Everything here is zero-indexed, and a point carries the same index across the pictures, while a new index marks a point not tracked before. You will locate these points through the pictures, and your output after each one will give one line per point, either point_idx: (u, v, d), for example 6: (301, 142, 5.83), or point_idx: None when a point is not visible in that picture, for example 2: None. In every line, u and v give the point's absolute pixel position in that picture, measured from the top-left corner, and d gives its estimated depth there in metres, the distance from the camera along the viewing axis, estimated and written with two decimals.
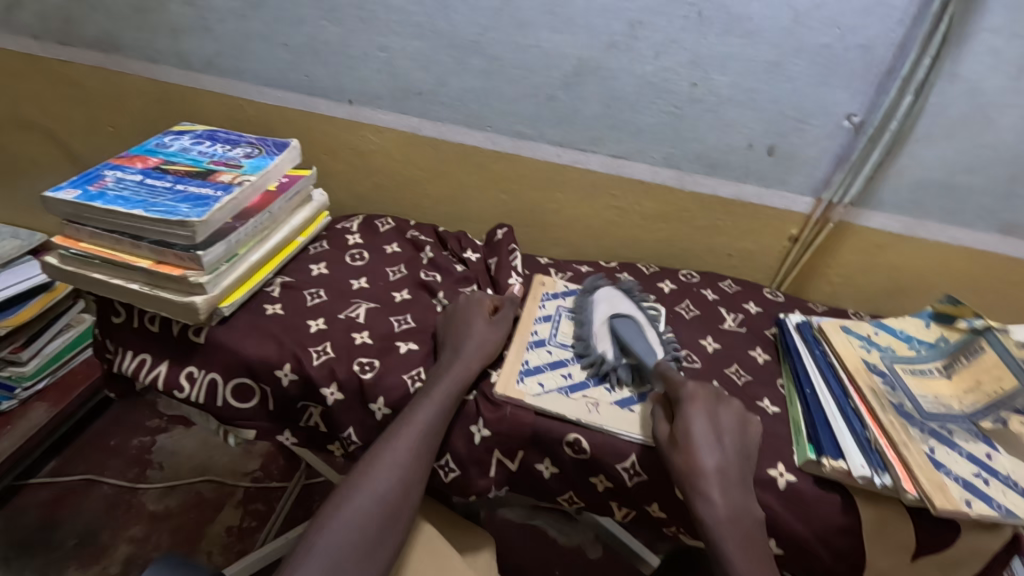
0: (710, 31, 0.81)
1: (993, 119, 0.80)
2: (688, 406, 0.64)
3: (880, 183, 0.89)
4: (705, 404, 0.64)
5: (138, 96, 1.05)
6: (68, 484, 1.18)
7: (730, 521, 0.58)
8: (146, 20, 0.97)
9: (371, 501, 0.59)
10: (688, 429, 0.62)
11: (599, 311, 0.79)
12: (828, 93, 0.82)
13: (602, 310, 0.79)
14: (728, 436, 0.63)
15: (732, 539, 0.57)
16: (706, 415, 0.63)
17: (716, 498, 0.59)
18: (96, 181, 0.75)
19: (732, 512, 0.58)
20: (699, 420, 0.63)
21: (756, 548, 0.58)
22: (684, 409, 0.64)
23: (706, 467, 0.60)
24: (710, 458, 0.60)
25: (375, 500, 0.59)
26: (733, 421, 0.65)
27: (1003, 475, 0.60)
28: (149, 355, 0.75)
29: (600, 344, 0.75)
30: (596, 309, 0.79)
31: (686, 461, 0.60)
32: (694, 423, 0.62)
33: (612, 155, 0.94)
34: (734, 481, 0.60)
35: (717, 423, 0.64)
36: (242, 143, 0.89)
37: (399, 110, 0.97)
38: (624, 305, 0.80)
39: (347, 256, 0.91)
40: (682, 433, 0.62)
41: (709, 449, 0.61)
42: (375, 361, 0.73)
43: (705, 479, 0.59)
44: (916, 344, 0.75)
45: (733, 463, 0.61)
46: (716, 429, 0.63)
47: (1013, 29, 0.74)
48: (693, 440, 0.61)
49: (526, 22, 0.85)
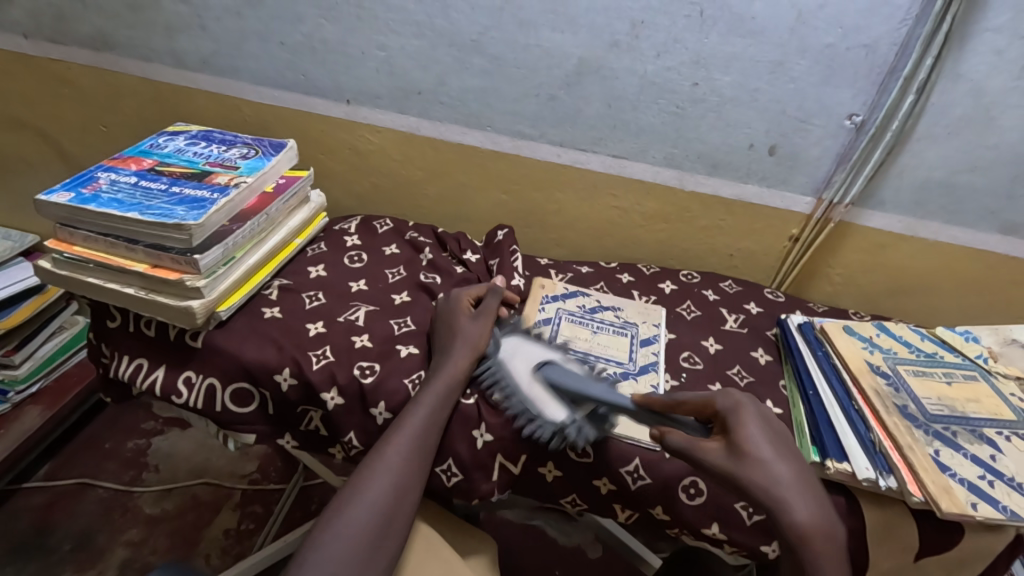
0: (713, 31, 0.80)
1: (995, 120, 0.80)
2: (740, 414, 0.61)
3: (881, 183, 0.89)
4: (754, 410, 0.62)
5: (132, 95, 1.03)
6: (63, 488, 1.17)
7: (819, 533, 0.55)
8: (140, 18, 0.95)
9: (368, 511, 0.57)
10: (752, 436, 0.58)
11: (518, 369, 0.71)
12: (830, 93, 0.82)
13: (520, 366, 0.72)
14: (788, 442, 0.61)
15: (824, 556, 0.54)
16: (761, 421, 0.60)
17: (804, 511, 0.55)
18: (89, 183, 0.74)
19: (824, 525, 0.55)
20: (760, 426, 0.60)
21: (844, 560, 0.55)
22: (737, 416, 0.60)
23: (785, 478, 0.56)
24: (785, 468, 0.57)
25: (372, 509, 0.58)
26: (784, 425, 0.62)
27: (1008, 476, 0.59)
28: (145, 359, 0.74)
29: (545, 409, 0.68)
30: (515, 368, 0.71)
31: (768, 475, 0.56)
32: (753, 428, 0.59)
33: (613, 155, 0.93)
34: (816, 491, 0.57)
35: (772, 428, 0.61)
36: (238, 144, 0.88)
37: (398, 109, 0.96)
38: (530, 351, 0.74)
39: (345, 258, 0.90)
40: (746, 441, 0.58)
41: (781, 458, 0.58)
42: (375, 365, 0.73)
43: (789, 490, 0.56)
44: (917, 350, 0.75)
45: (806, 470, 0.59)
46: (776, 433, 0.60)
47: (1015, 29, 0.74)
48: (762, 449, 0.58)
49: (528, 21, 0.84)
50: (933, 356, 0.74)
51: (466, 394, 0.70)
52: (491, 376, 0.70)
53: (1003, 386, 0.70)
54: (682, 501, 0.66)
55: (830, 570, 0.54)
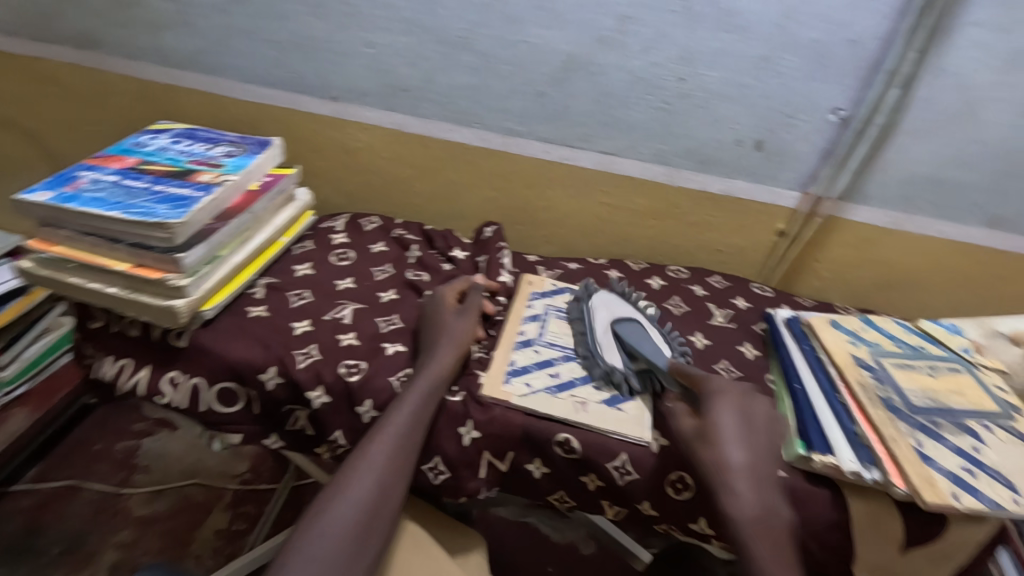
0: (700, 26, 0.80)
1: (979, 114, 0.81)
2: (716, 401, 0.63)
3: (868, 178, 0.89)
4: (735, 399, 0.64)
5: (117, 93, 1.02)
6: (52, 490, 1.16)
7: (757, 520, 0.55)
8: (124, 15, 0.94)
9: (348, 510, 0.57)
10: (717, 422, 0.61)
11: (600, 317, 0.78)
12: (817, 87, 0.82)
13: (602, 315, 0.78)
14: (758, 434, 0.62)
15: (756, 540, 0.55)
16: (735, 410, 0.63)
17: (745, 494, 0.57)
18: (71, 182, 0.73)
19: (760, 509, 0.56)
20: (729, 415, 0.62)
21: (785, 552, 0.54)
22: (711, 403, 0.63)
23: (735, 462, 0.58)
24: (739, 453, 0.59)
25: (356, 507, 0.57)
26: (762, 419, 0.64)
27: (990, 467, 0.59)
28: (129, 360, 0.74)
29: (606, 354, 0.73)
30: (597, 315, 0.78)
31: (716, 457, 0.58)
32: (723, 415, 0.61)
33: (601, 151, 0.93)
34: (764, 480, 0.59)
35: (747, 418, 0.63)
36: (223, 142, 0.87)
37: (385, 106, 0.95)
38: (622, 308, 0.80)
39: (332, 256, 0.90)
40: (711, 424, 0.61)
41: (739, 445, 0.60)
42: (362, 363, 0.72)
43: (734, 474, 0.58)
44: (901, 343, 0.76)
45: (762, 459, 0.60)
46: (748, 425, 0.62)
47: (999, 23, 0.74)
48: (721, 434, 0.60)
49: (515, 17, 0.84)
50: (918, 348, 0.75)
51: (453, 391, 0.70)
52: (580, 314, 0.79)
53: (987, 378, 0.71)
54: (669, 496, 0.66)
55: (769, 558, 0.54)
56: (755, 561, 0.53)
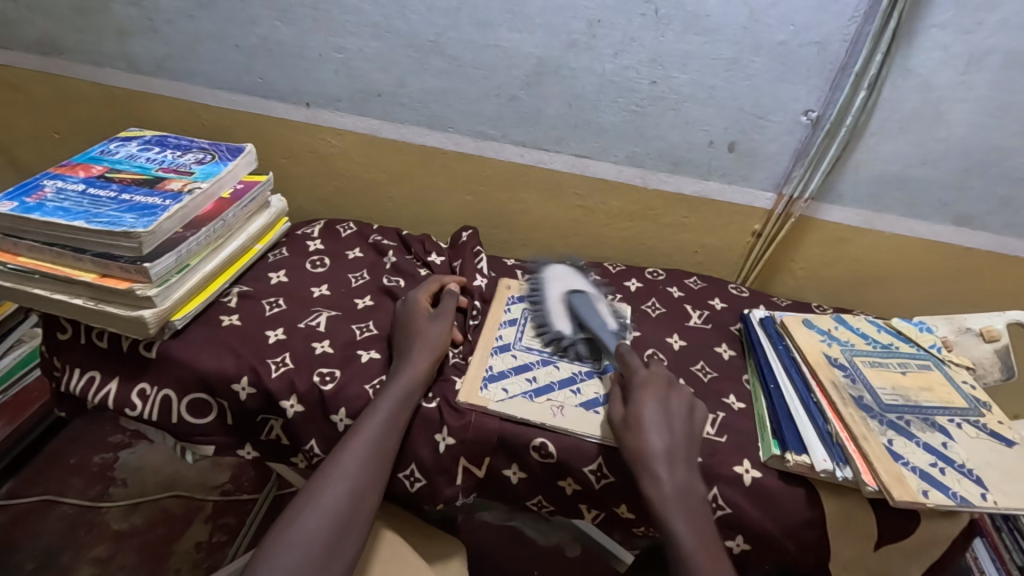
0: (669, 29, 0.81)
1: (944, 114, 0.82)
2: (642, 392, 0.65)
3: (839, 178, 0.90)
4: (659, 390, 0.65)
5: (85, 101, 1.00)
6: (25, 506, 1.13)
7: (677, 499, 0.58)
8: (90, 22, 0.93)
9: (319, 519, 0.56)
10: (638, 412, 0.63)
11: (553, 290, 0.82)
12: (785, 89, 0.83)
13: (556, 288, 0.82)
14: (679, 421, 0.64)
15: (678, 517, 0.57)
16: (656, 400, 0.64)
17: (663, 476, 0.59)
18: (35, 192, 0.72)
19: (678, 489, 0.59)
20: (650, 404, 0.63)
21: (704, 526, 0.57)
22: (638, 393, 0.65)
23: (653, 447, 0.60)
24: (659, 439, 0.61)
25: (324, 519, 0.56)
26: (684, 408, 0.65)
27: (958, 462, 0.60)
28: (98, 372, 0.72)
29: (556, 320, 0.77)
30: (550, 288, 0.82)
31: (638, 443, 0.61)
32: (643, 404, 0.63)
33: (576, 154, 0.93)
34: (685, 462, 0.61)
35: (669, 408, 0.64)
36: (193, 149, 0.86)
37: (358, 111, 0.95)
38: (574, 281, 0.84)
39: (307, 263, 0.89)
40: (634, 414, 0.63)
41: (658, 432, 0.62)
42: (336, 371, 0.72)
43: (654, 459, 0.60)
44: (873, 341, 0.77)
45: (682, 445, 0.62)
46: (669, 414, 0.64)
47: (959, 25, 0.75)
48: (642, 422, 0.62)
49: (485, 21, 0.84)
50: (889, 346, 0.76)
51: (429, 397, 0.69)
52: (536, 287, 0.83)
53: (956, 375, 0.72)
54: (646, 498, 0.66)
55: (688, 533, 0.57)
56: (674, 537, 0.56)
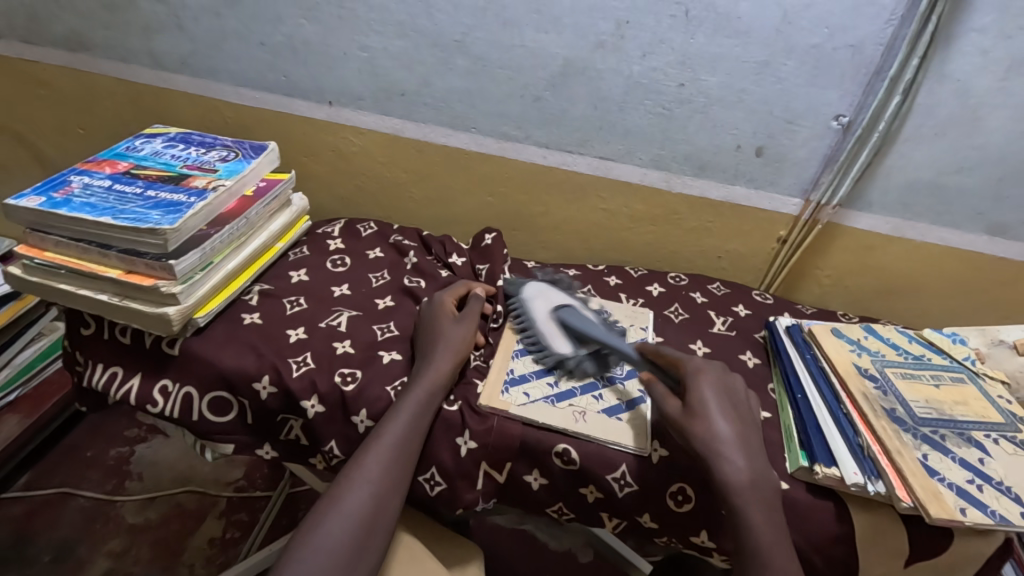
0: (698, 30, 0.79)
1: (981, 120, 0.80)
2: (700, 378, 0.64)
3: (869, 184, 0.88)
4: (714, 375, 0.65)
5: (109, 96, 1.01)
6: (42, 498, 1.14)
7: (750, 486, 0.57)
8: (116, 18, 0.93)
9: (342, 524, 0.56)
10: (701, 397, 0.62)
11: (540, 309, 0.78)
12: (817, 93, 0.82)
13: (542, 307, 0.78)
14: (740, 408, 0.63)
15: (751, 505, 0.56)
16: (716, 385, 0.64)
17: (737, 463, 0.58)
18: (61, 187, 0.72)
19: (753, 477, 0.58)
20: (713, 388, 0.63)
21: (777, 514, 0.57)
22: (694, 379, 0.64)
23: (724, 433, 0.59)
24: (727, 425, 0.60)
25: (350, 523, 0.56)
26: (742, 392, 0.65)
27: (996, 480, 0.58)
28: (120, 368, 0.72)
29: (554, 342, 0.74)
30: (536, 309, 0.78)
31: (706, 428, 0.60)
32: (706, 390, 0.62)
33: (600, 156, 0.92)
34: (752, 448, 0.60)
35: (730, 393, 0.64)
36: (217, 146, 0.86)
37: (381, 111, 0.94)
38: (557, 296, 0.80)
39: (328, 262, 0.88)
40: (698, 400, 0.62)
41: (724, 417, 0.61)
42: (357, 372, 0.71)
43: (726, 444, 0.59)
44: (904, 352, 0.75)
45: (748, 430, 0.61)
46: (730, 399, 0.63)
47: (1000, 29, 0.73)
48: (709, 408, 0.61)
49: (512, 21, 0.83)
50: (921, 358, 0.74)
51: (450, 400, 0.69)
52: (518, 310, 0.79)
53: (991, 389, 0.70)
54: (669, 507, 0.65)
55: (763, 520, 0.56)
56: (750, 525, 0.55)
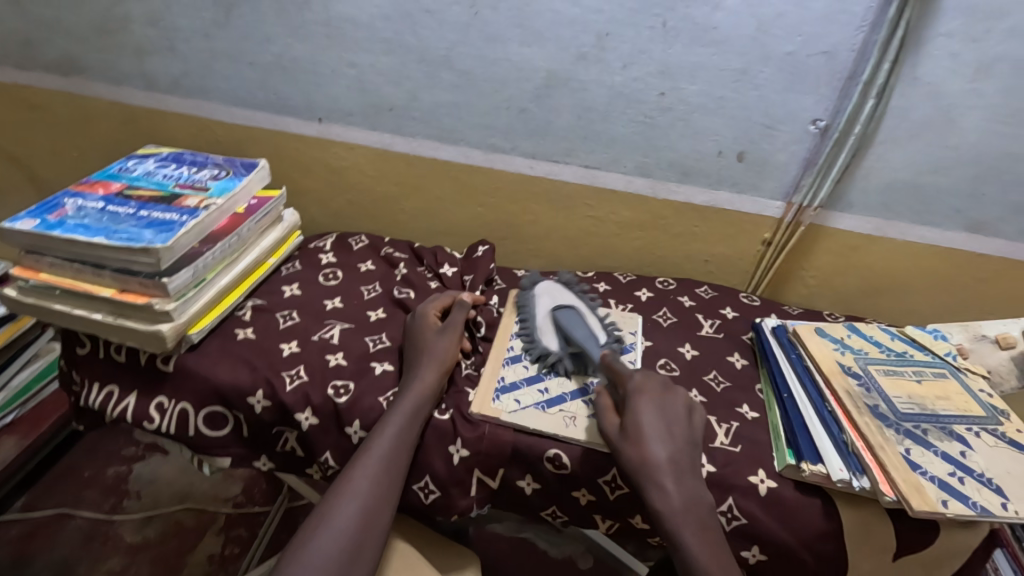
0: (677, 41, 0.81)
1: (955, 121, 0.82)
2: (637, 399, 0.64)
3: (849, 186, 0.90)
4: (653, 394, 0.65)
5: (102, 118, 1.03)
6: (40, 519, 1.14)
7: (684, 511, 0.58)
8: (108, 41, 0.95)
9: (332, 540, 0.56)
10: (636, 420, 0.62)
11: (542, 305, 0.81)
12: (795, 99, 0.84)
13: (544, 303, 0.81)
14: (678, 427, 0.63)
15: (688, 531, 0.57)
16: (650, 407, 0.63)
17: (668, 488, 0.58)
18: (56, 210, 0.73)
19: (685, 501, 0.58)
20: (647, 410, 0.63)
21: (714, 536, 0.57)
22: (632, 401, 0.64)
23: (655, 458, 0.60)
24: (660, 449, 0.60)
25: (337, 542, 0.56)
26: (681, 408, 0.65)
27: (977, 472, 0.59)
28: (116, 386, 0.73)
29: (543, 337, 0.77)
30: (540, 304, 0.81)
31: (638, 454, 0.60)
32: (640, 412, 0.63)
33: (585, 165, 0.94)
34: (688, 471, 0.60)
35: (665, 413, 0.63)
36: (208, 165, 0.87)
37: (370, 126, 0.96)
38: (565, 295, 0.82)
39: (320, 276, 0.90)
40: (632, 423, 0.62)
41: (659, 440, 0.61)
42: (350, 384, 0.72)
43: (658, 470, 0.59)
44: (887, 349, 0.76)
45: (684, 452, 0.61)
46: (666, 419, 0.63)
47: (968, 33, 0.76)
48: (643, 432, 0.61)
49: (495, 35, 0.85)
50: (903, 355, 0.75)
51: (441, 408, 0.70)
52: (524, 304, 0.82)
53: (973, 383, 0.71)
54: None
55: (701, 545, 0.56)
56: (683, 550, 0.56)
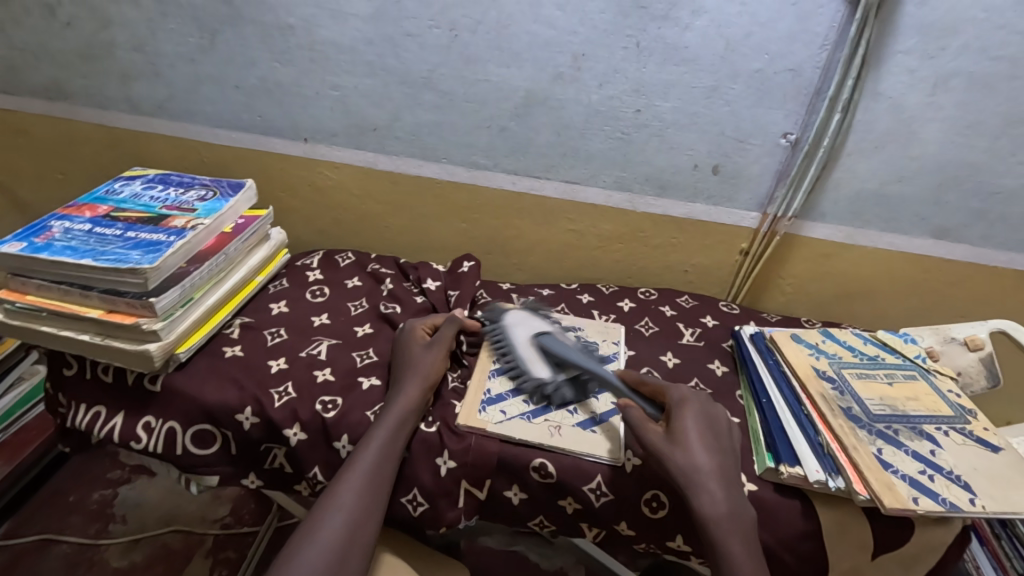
0: (650, 61, 0.85)
1: (916, 133, 0.86)
2: (683, 407, 0.66)
3: (820, 196, 0.93)
4: (698, 404, 0.67)
5: (88, 142, 1.04)
6: (24, 546, 1.13)
7: (728, 517, 0.59)
8: (94, 66, 0.96)
9: (317, 552, 0.57)
10: (684, 426, 0.64)
11: (518, 336, 0.80)
12: (764, 114, 0.87)
13: (521, 333, 0.80)
14: (721, 438, 0.65)
15: (732, 537, 0.58)
16: (699, 418, 0.65)
17: (715, 495, 0.60)
18: (42, 232, 0.74)
19: (731, 508, 0.59)
20: (697, 420, 0.65)
21: (755, 545, 0.59)
22: (679, 409, 0.66)
23: (704, 465, 0.61)
24: (707, 457, 0.62)
25: (322, 555, 0.57)
26: (725, 423, 0.67)
27: (946, 469, 0.62)
28: (103, 407, 0.73)
29: (532, 366, 0.76)
30: (516, 335, 0.80)
31: (687, 460, 0.61)
32: (690, 421, 0.64)
33: (566, 181, 0.97)
34: (731, 480, 0.62)
35: (711, 424, 0.65)
36: (195, 186, 0.88)
37: (355, 145, 0.98)
38: (536, 323, 0.82)
39: (307, 293, 0.91)
40: (680, 429, 0.63)
41: (705, 449, 0.62)
42: (338, 399, 0.73)
43: (707, 477, 0.60)
44: (860, 353, 0.79)
45: (729, 462, 0.63)
46: (712, 430, 0.65)
47: (924, 51, 0.79)
48: (691, 439, 0.63)
49: (475, 57, 0.88)
50: (875, 358, 0.78)
51: (428, 421, 0.71)
52: (498, 338, 0.80)
53: (941, 384, 0.74)
54: (645, 514, 0.67)
55: (743, 552, 0.57)
56: (730, 556, 0.57)
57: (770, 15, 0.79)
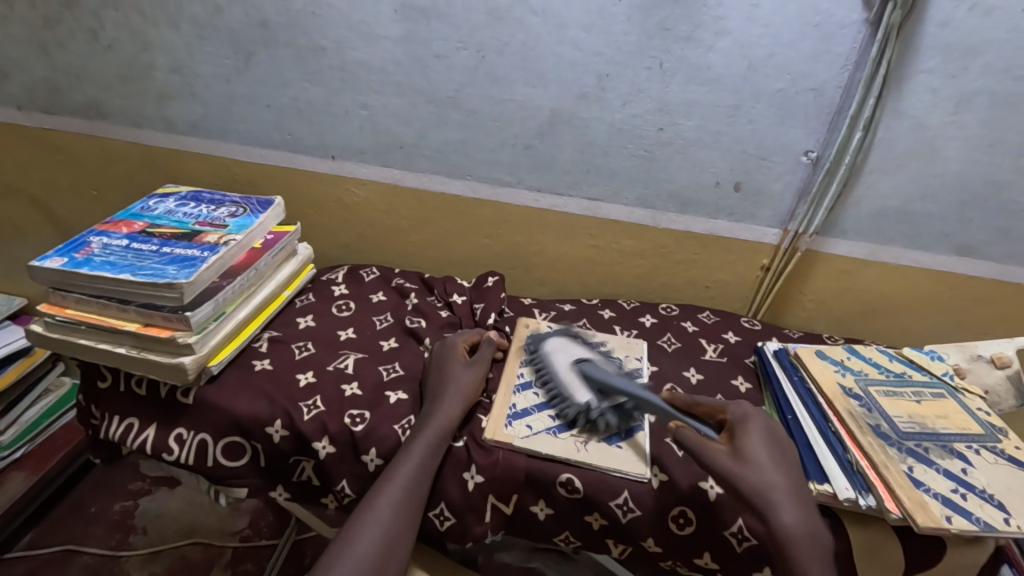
0: (673, 81, 0.86)
1: (939, 150, 0.86)
2: (748, 424, 0.66)
3: (842, 212, 0.94)
4: (762, 421, 0.67)
5: (122, 159, 1.07)
6: (46, 556, 1.14)
7: (808, 536, 0.58)
8: (132, 87, 0.99)
9: (354, 565, 0.58)
10: (754, 443, 0.64)
11: (559, 362, 0.80)
12: (786, 132, 0.88)
13: (561, 360, 0.80)
14: (788, 457, 0.65)
15: (812, 556, 0.58)
16: (765, 435, 0.65)
17: (794, 512, 0.59)
18: (82, 248, 0.76)
19: (810, 527, 0.59)
20: (764, 438, 0.65)
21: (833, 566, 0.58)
22: (744, 425, 0.66)
23: (778, 483, 0.61)
24: (778, 475, 0.62)
25: (358, 566, 0.58)
26: (789, 441, 0.67)
27: (979, 488, 0.61)
28: (136, 419, 0.75)
29: (574, 391, 0.75)
30: (556, 361, 0.80)
31: (760, 477, 0.61)
32: (757, 437, 0.64)
33: (588, 198, 0.98)
34: (804, 499, 0.61)
35: (778, 441, 0.66)
36: (226, 203, 0.90)
37: (381, 163, 1.00)
38: (575, 351, 0.82)
39: (333, 307, 0.92)
40: (750, 446, 0.63)
41: (776, 467, 0.62)
42: (366, 413, 0.74)
43: (783, 495, 0.60)
44: (886, 370, 0.79)
45: (801, 481, 0.63)
46: (778, 447, 0.65)
47: (946, 70, 0.80)
48: (762, 456, 0.63)
49: (501, 77, 0.90)
50: (902, 375, 0.78)
51: (457, 437, 0.72)
52: (537, 365, 0.80)
53: (970, 402, 0.73)
54: (673, 531, 0.67)
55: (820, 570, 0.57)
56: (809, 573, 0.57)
57: (793, 36, 0.81)
